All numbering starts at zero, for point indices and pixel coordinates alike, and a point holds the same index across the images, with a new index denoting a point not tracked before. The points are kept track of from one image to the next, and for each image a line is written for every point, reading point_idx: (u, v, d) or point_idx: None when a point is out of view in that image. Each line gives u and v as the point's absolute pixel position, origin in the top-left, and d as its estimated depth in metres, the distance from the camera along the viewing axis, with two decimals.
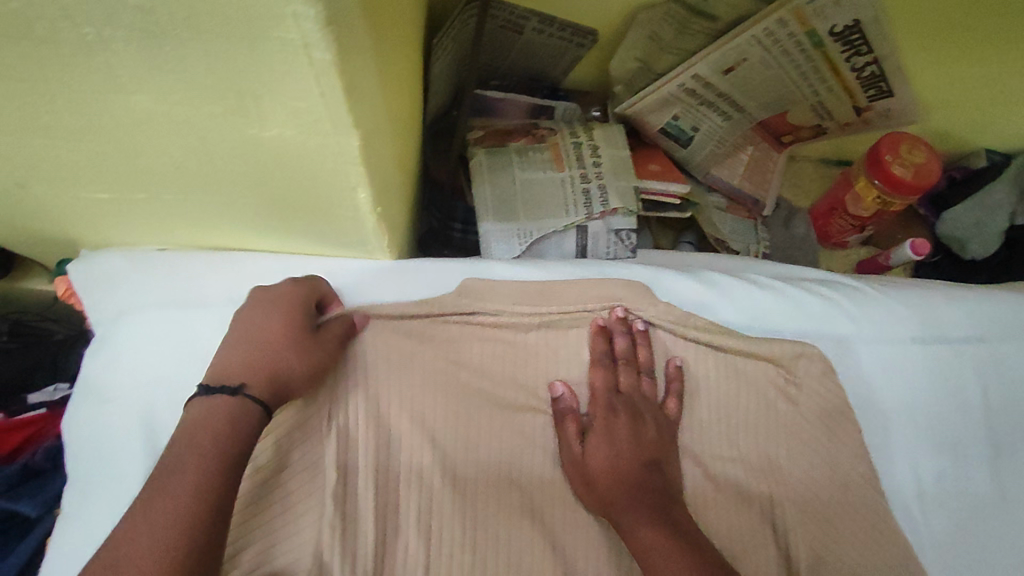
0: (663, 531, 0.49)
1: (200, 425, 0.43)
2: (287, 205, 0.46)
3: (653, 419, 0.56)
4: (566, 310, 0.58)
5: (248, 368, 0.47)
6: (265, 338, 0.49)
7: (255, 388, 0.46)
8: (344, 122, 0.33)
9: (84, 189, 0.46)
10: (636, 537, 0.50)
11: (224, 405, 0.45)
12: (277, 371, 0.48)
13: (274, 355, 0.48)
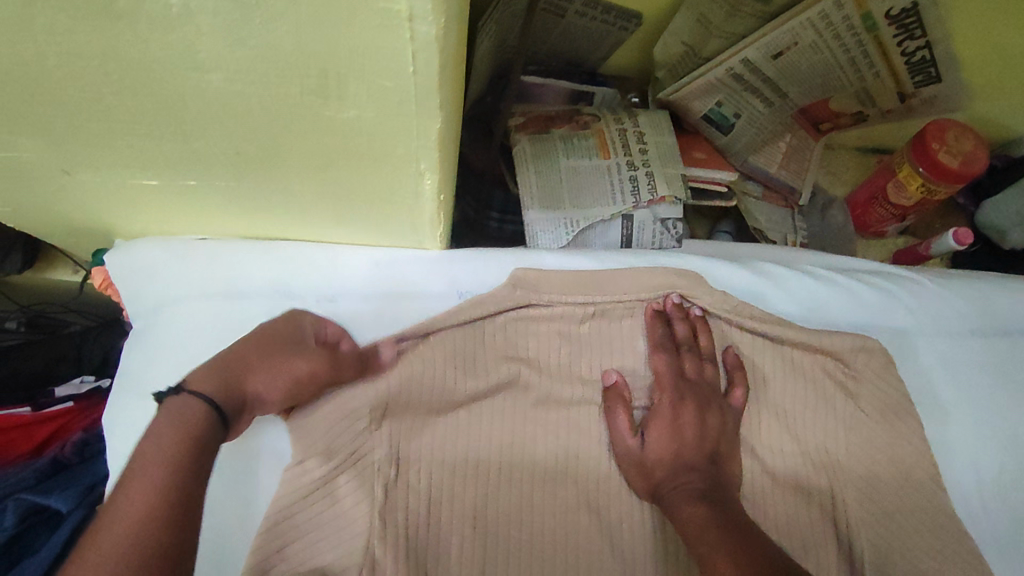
0: (708, 511, 0.47)
1: (164, 426, 0.40)
2: (345, 191, 0.44)
3: (719, 408, 0.54)
4: (620, 300, 0.57)
5: (207, 369, 0.45)
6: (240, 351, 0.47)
7: (206, 388, 0.43)
8: (432, 103, 0.32)
9: (133, 175, 0.44)
10: (681, 522, 0.48)
11: (189, 407, 0.41)
12: (233, 374, 0.45)
13: (238, 363, 0.46)
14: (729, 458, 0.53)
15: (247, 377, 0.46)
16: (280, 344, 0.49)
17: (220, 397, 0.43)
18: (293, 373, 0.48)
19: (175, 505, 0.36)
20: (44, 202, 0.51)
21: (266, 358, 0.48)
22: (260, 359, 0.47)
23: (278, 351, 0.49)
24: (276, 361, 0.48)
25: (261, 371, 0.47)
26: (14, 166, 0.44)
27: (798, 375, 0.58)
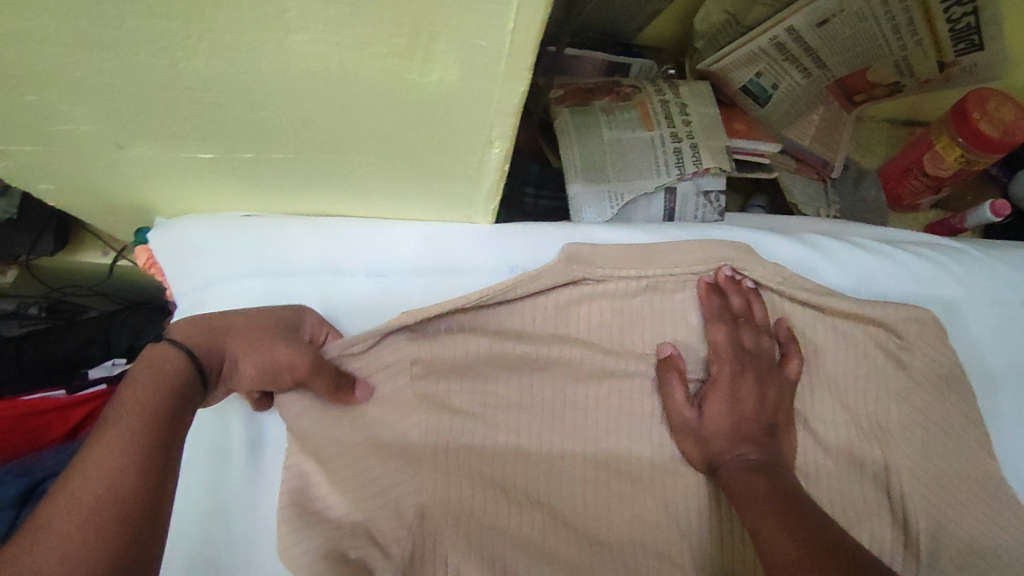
0: (762, 477, 0.48)
1: (139, 379, 0.41)
2: (405, 164, 0.44)
3: (776, 381, 0.54)
4: (670, 272, 0.55)
5: (191, 328, 0.46)
6: (232, 325, 0.48)
7: (188, 342, 0.44)
8: (522, 63, 0.31)
9: (188, 148, 0.43)
10: (733, 491, 0.48)
11: (165, 360, 0.42)
12: (211, 338, 0.46)
13: (224, 334, 0.47)
14: (785, 429, 0.53)
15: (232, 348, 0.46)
16: (269, 325, 0.48)
17: (200, 348, 0.45)
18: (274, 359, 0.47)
19: (145, 456, 0.37)
20: (90, 179, 0.50)
21: (254, 334, 0.47)
22: (244, 334, 0.47)
23: (266, 331, 0.48)
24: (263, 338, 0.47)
25: (245, 346, 0.47)
26: (68, 140, 0.43)
27: (850, 347, 0.57)
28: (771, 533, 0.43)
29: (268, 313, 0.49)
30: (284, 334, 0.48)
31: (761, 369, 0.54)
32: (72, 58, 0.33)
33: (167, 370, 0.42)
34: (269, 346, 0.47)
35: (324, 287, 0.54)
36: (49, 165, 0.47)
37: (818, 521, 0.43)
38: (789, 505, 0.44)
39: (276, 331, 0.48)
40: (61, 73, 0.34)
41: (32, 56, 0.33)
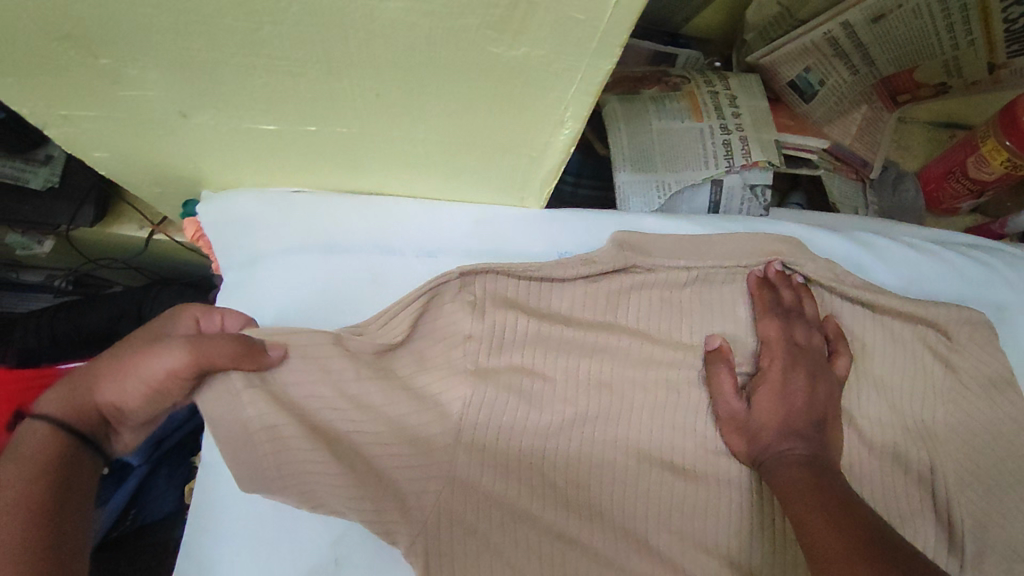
0: (801, 470, 0.47)
1: (18, 454, 0.42)
2: (470, 143, 0.44)
3: (826, 377, 0.53)
4: (724, 266, 0.55)
5: (62, 392, 0.45)
6: (117, 361, 0.44)
7: (54, 409, 0.44)
8: (616, 40, 0.31)
9: (252, 118, 0.43)
10: (778, 484, 0.48)
11: (36, 432, 0.43)
12: (81, 390, 0.45)
13: (88, 372, 0.45)
14: (834, 428, 0.52)
15: (98, 388, 0.44)
16: (147, 338, 0.46)
17: (69, 413, 0.44)
18: (147, 371, 0.43)
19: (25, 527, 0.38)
20: (145, 147, 0.50)
21: (120, 357, 0.45)
22: (111, 359, 0.45)
23: (139, 346, 0.44)
24: (129, 355, 0.44)
25: (106, 374, 0.44)
26: (133, 107, 0.43)
27: (897, 347, 0.57)
28: (811, 522, 0.43)
29: (155, 330, 0.47)
30: (154, 342, 0.44)
31: (812, 366, 0.53)
32: (157, 20, 0.32)
33: (39, 442, 0.43)
34: (137, 362, 0.43)
35: (376, 264, 0.54)
36: (110, 132, 0.47)
37: (872, 520, 0.41)
38: (837, 499, 0.44)
39: (147, 342, 0.45)
40: (143, 36, 0.34)
41: (118, 16, 0.32)
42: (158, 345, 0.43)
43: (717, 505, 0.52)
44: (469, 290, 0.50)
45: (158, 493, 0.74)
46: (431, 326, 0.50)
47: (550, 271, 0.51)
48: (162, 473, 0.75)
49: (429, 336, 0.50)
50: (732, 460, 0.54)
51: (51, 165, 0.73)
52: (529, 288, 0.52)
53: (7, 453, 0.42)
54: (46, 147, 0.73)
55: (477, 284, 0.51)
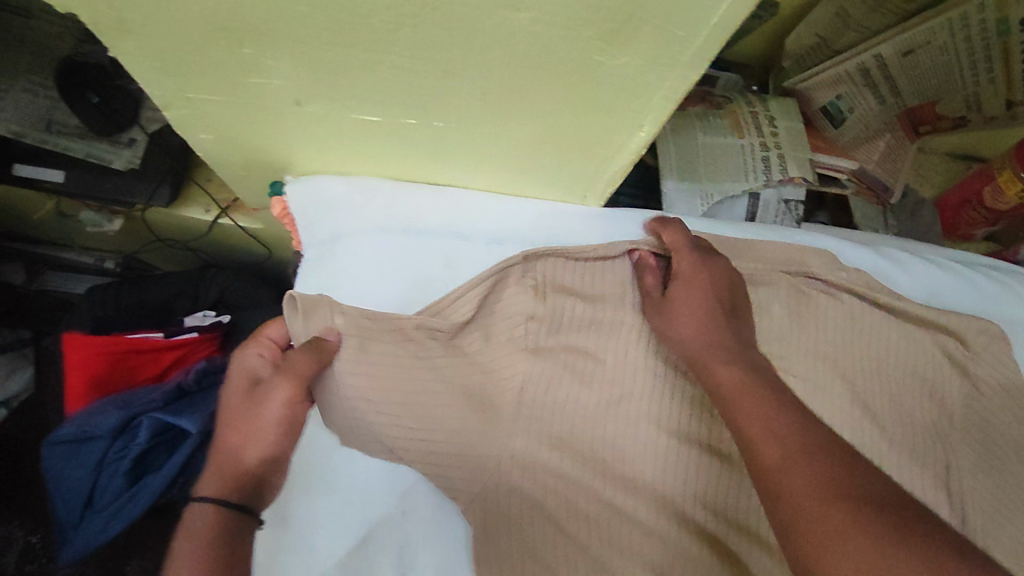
0: (741, 370, 0.47)
1: (201, 531, 0.46)
2: (551, 144, 0.49)
3: (728, 269, 0.55)
4: (763, 270, 0.61)
5: (208, 476, 0.48)
6: (238, 418, 0.49)
7: (208, 490, 0.48)
8: (708, 54, 0.37)
9: (361, 109, 0.48)
10: (719, 388, 0.47)
11: (203, 512, 0.47)
12: (225, 464, 0.49)
13: (215, 448, 0.49)
14: (744, 311, 0.53)
15: (231, 453, 0.49)
16: (240, 393, 0.50)
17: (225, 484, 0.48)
18: (267, 426, 0.49)
19: None
20: (250, 132, 0.55)
21: (231, 420, 0.50)
22: (230, 426, 0.49)
23: (240, 408, 0.50)
24: (239, 422, 0.49)
25: (232, 441, 0.49)
26: (255, 94, 0.48)
27: (917, 352, 0.61)
28: (752, 414, 0.44)
29: (240, 379, 0.51)
30: (249, 399, 0.50)
31: (720, 268, 0.54)
32: (309, 17, 0.38)
33: (206, 519, 0.47)
34: (256, 424, 0.49)
35: (447, 248, 0.59)
36: (223, 116, 0.53)
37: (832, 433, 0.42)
38: (770, 393, 0.45)
39: (244, 399, 0.50)
40: (289, 32, 0.39)
41: (276, 15, 0.38)
42: (262, 391, 0.49)
43: (750, 489, 0.53)
44: (532, 273, 0.56)
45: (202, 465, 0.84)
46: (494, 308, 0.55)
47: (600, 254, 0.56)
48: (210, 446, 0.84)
49: (495, 313, 0.55)
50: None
51: (132, 148, 0.78)
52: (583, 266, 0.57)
53: (189, 537, 0.46)
54: (129, 132, 0.78)
55: (539, 264, 0.56)
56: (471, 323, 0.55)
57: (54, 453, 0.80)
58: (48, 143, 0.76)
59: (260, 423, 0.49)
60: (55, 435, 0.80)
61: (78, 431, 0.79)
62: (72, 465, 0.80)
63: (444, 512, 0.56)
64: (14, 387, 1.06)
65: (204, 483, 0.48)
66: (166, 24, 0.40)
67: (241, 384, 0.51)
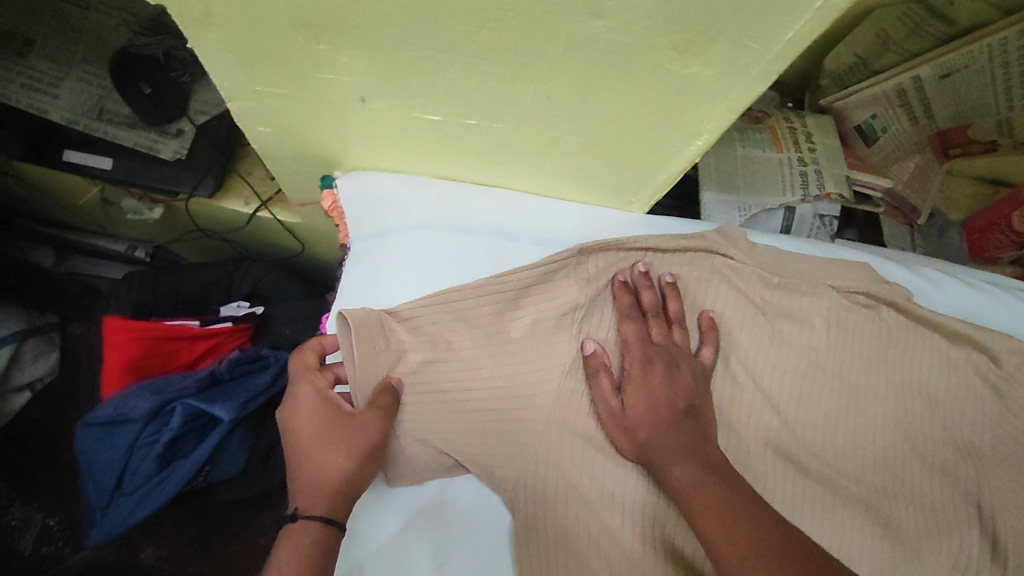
0: (692, 468, 0.49)
1: (311, 547, 0.46)
2: (605, 149, 0.51)
3: (688, 365, 0.57)
4: (803, 281, 0.61)
5: (309, 495, 0.49)
6: (330, 439, 0.51)
7: (315, 510, 0.48)
8: (778, 68, 0.39)
9: (425, 108, 0.50)
10: (672, 490, 0.49)
11: (310, 529, 0.47)
12: (322, 482, 0.49)
13: (306, 469, 0.50)
14: (702, 413, 0.55)
15: (326, 473, 0.50)
16: (323, 416, 0.52)
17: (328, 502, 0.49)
18: (359, 447, 0.50)
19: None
20: (309, 129, 0.56)
21: (320, 443, 0.50)
22: (324, 446, 0.50)
23: (327, 431, 0.51)
24: (333, 442, 0.50)
25: (326, 462, 0.50)
26: (323, 90, 0.50)
27: (949, 371, 0.62)
28: (704, 522, 0.46)
29: (315, 405, 0.52)
30: (336, 423, 0.51)
31: (665, 360, 0.56)
32: (393, 17, 0.39)
33: (313, 536, 0.47)
34: (349, 445, 0.50)
35: (495, 248, 0.61)
36: (285, 111, 0.54)
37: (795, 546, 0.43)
38: (725, 492, 0.47)
39: (329, 422, 0.51)
40: (371, 30, 0.41)
41: (362, 13, 0.39)
42: (353, 418, 0.51)
43: None
44: (585, 267, 0.59)
45: (230, 453, 0.86)
46: (546, 289, 0.58)
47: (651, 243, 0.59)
48: (238, 434, 0.86)
49: (545, 301, 0.57)
50: (787, 463, 0.58)
51: (180, 138, 0.79)
52: (635, 267, 0.59)
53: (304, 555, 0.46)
54: (178, 122, 0.80)
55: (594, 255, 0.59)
56: (524, 309, 0.57)
57: (88, 435, 0.81)
58: (99, 130, 0.79)
59: (354, 444, 0.50)
60: (91, 417, 0.81)
61: (111, 415, 0.80)
62: (104, 447, 0.81)
63: (480, 506, 0.58)
64: (38, 371, 1.07)
65: (306, 505, 0.48)
66: (250, 20, 0.42)
67: (319, 408, 0.52)
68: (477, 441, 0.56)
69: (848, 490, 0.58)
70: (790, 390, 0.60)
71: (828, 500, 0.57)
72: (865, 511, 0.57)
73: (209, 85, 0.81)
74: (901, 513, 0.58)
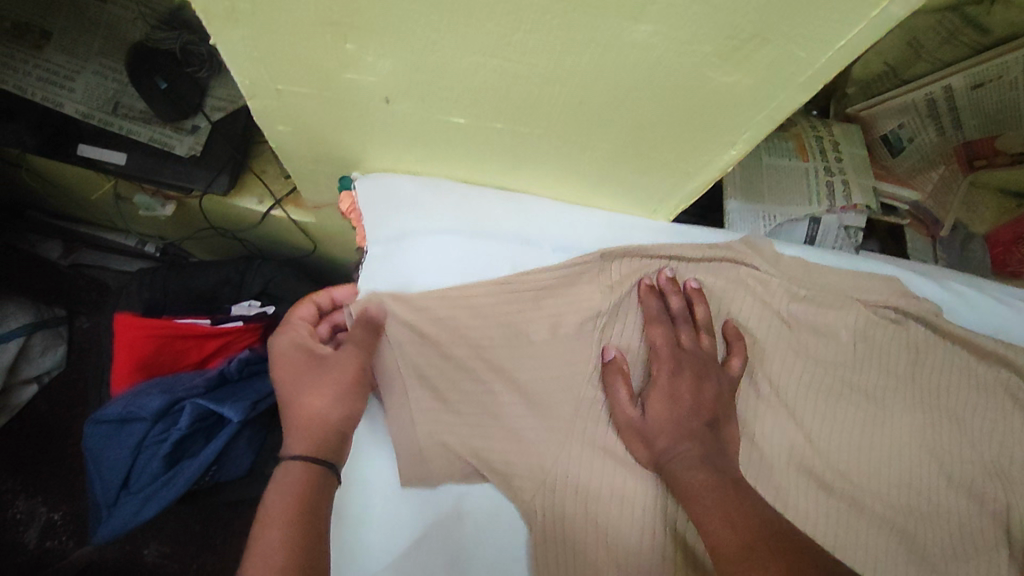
0: (704, 471, 0.49)
1: (292, 474, 0.48)
2: (633, 156, 0.50)
3: (716, 376, 0.56)
4: (829, 293, 0.60)
5: (290, 434, 0.51)
6: (305, 380, 0.53)
7: (296, 443, 0.50)
8: (824, 77, 0.38)
9: (450, 110, 0.48)
10: (684, 490, 0.49)
11: (290, 462, 0.49)
12: (301, 420, 0.51)
13: (289, 410, 0.52)
14: (726, 421, 0.54)
15: (304, 410, 0.52)
16: (300, 360, 0.55)
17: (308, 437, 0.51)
18: (333, 382, 0.53)
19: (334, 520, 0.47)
20: (329, 129, 0.55)
21: (296, 383, 0.53)
22: (301, 388, 0.53)
23: (304, 373, 0.54)
24: (308, 381, 0.53)
25: (304, 398, 0.52)
26: (347, 89, 0.48)
27: (980, 390, 0.60)
28: (711, 520, 0.46)
29: (295, 354, 0.55)
30: (310, 364, 0.54)
31: (696, 367, 0.55)
32: (423, 18, 0.38)
33: (293, 470, 0.49)
34: (324, 381, 0.53)
35: (516, 253, 0.59)
36: (306, 110, 0.52)
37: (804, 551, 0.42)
38: (731, 494, 0.47)
39: (304, 364, 0.54)
40: (402, 29, 0.39)
41: (393, 12, 0.38)
42: (328, 357, 0.54)
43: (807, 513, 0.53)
44: (608, 273, 0.58)
45: (236, 455, 0.85)
46: (568, 292, 0.57)
47: (678, 251, 0.58)
48: (246, 435, 0.85)
49: (568, 304, 0.57)
50: (810, 479, 0.57)
51: (196, 135, 0.78)
52: (662, 272, 0.58)
53: (282, 483, 0.48)
54: (194, 118, 0.79)
55: (614, 258, 0.58)
56: (544, 313, 0.57)
57: (96, 432, 0.81)
58: (114, 125, 0.78)
59: (327, 378, 0.53)
60: (100, 414, 0.80)
61: (119, 413, 0.79)
62: (112, 445, 0.80)
63: (496, 514, 0.56)
64: (46, 365, 1.06)
65: (289, 443, 0.50)
66: (275, 19, 0.41)
67: (298, 355, 0.55)
68: (493, 449, 0.55)
69: (874, 509, 0.56)
70: (816, 406, 0.59)
71: (851, 518, 0.56)
72: (888, 530, 0.56)
73: (226, 80, 0.80)
74: (927, 536, 0.56)
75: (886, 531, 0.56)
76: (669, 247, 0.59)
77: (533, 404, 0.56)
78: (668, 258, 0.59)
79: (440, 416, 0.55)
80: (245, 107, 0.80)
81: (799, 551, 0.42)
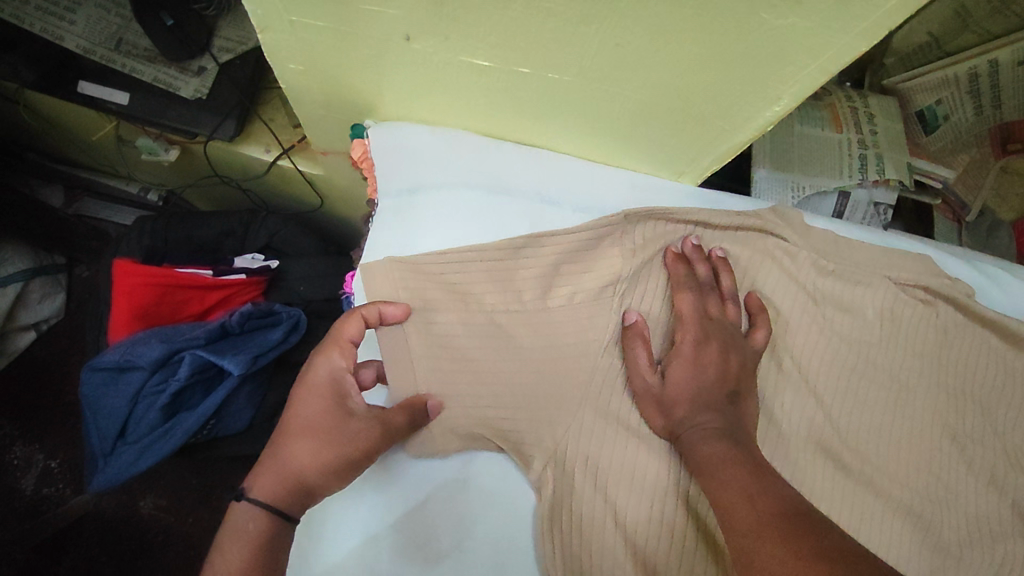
0: (723, 444, 0.47)
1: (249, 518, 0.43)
2: (664, 108, 0.48)
3: (739, 347, 0.53)
4: (861, 270, 0.58)
5: (275, 476, 0.45)
6: (318, 427, 0.46)
7: (270, 500, 0.44)
8: (887, 23, 0.36)
9: (476, 51, 0.45)
10: (699, 466, 0.47)
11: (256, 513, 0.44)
12: (292, 473, 0.45)
13: (275, 453, 0.46)
14: (747, 395, 0.52)
15: (299, 472, 0.45)
16: (326, 405, 0.47)
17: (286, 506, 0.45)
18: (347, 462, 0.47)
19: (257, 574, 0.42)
20: (343, 73, 0.52)
21: (316, 435, 0.46)
22: (309, 440, 0.46)
23: (329, 436, 0.46)
24: (314, 441, 0.46)
25: (308, 450, 0.46)
26: (364, 23, 0.45)
27: (1009, 376, 0.58)
28: (730, 501, 0.43)
29: (324, 384, 0.48)
30: (336, 423, 0.47)
31: (722, 337, 0.53)
32: None
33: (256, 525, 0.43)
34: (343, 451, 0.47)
35: (534, 211, 0.57)
36: (321, 47, 0.49)
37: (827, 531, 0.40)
38: (752, 469, 0.45)
39: (324, 412, 0.47)
40: None
41: None
42: (357, 425, 0.47)
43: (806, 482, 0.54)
44: (630, 237, 0.55)
45: (236, 408, 0.83)
46: (591, 259, 0.55)
47: (706, 218, 0.56)
48: (245, 389, 0.83)
49: (590, 267, 0.54)
50: (827, 460, 0.55)
51: (202, 76, 0.75)
52: (687, 240, 0.56)
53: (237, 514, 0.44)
54: (200, 59, 0.75)
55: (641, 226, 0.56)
56: (564, 278, 0.54)
57: (93, 380, 0.79)
58: (117, 62, 0.74)
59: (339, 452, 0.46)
60: (96, 361, 0.78)
61: (116, 360, 0.77)
62: (109, 394, 0.79)
63: (503, 495, 0.54)
64: (43, 312, 1.04)
65: (264, 489, 0.44)
66: None
67: (330, 397, 0.48)
68: (500, 415, 0.53)
69: (890, 492, 0.55)
70: (837, 383, 0.57)
71: (868, 501, 0.54)
72: (903, 514, 0.54)
73: (236, 18, 0.76)
74: (944, 521, 0.54)
75: (902, 515, 0.54)
76: (694, 212, 0.56)
77: (547, 369, 0.54)
78: (694, 226, 0.57)
79: (448, 379, 0.53)
80: (254, 48, 0.76)
81: (822, 532, 0.40)
